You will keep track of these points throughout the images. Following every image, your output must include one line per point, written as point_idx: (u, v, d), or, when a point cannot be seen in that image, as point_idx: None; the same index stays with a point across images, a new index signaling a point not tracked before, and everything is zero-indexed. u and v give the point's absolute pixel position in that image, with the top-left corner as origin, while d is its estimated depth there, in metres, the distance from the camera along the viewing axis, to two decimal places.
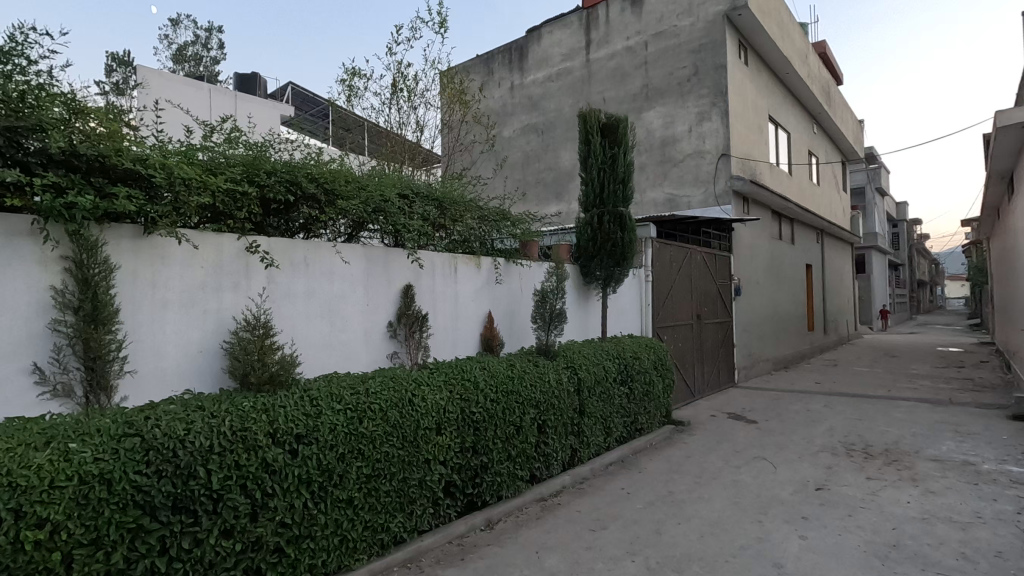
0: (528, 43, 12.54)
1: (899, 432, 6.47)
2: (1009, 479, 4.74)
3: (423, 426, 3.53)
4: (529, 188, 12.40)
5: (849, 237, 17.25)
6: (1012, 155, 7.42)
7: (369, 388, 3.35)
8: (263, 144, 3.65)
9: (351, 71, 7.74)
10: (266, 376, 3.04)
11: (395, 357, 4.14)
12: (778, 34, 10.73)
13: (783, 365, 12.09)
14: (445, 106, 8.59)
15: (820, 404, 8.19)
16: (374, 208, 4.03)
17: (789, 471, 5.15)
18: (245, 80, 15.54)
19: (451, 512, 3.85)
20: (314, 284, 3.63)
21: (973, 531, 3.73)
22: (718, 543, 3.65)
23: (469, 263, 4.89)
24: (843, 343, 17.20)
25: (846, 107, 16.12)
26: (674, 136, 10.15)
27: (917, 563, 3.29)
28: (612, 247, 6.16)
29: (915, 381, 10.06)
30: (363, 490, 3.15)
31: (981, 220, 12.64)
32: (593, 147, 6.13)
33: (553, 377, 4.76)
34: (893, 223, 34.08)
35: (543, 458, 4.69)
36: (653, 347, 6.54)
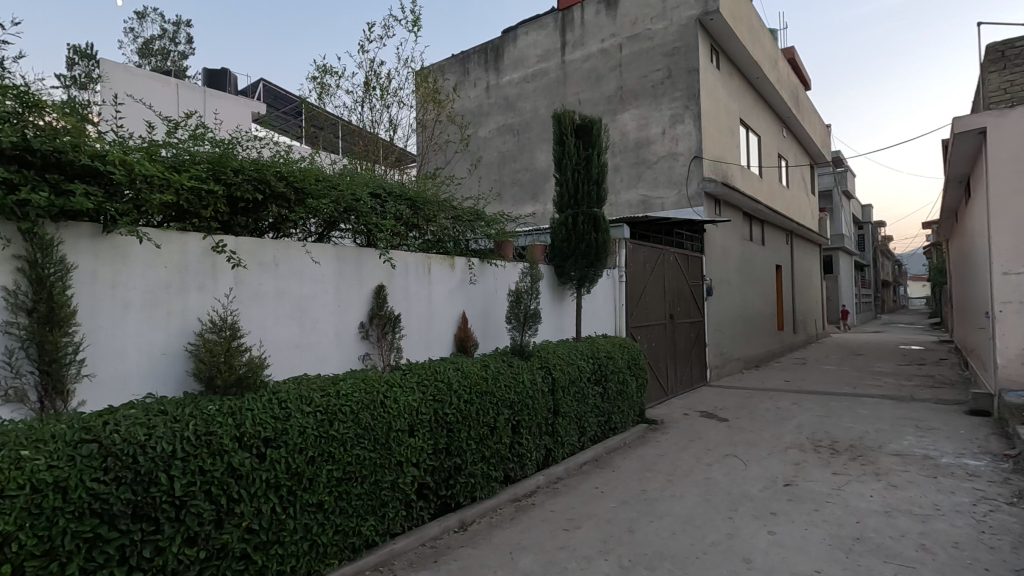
0: (504, 43, 12.54)
1: (863, 428, 6.66)
2: (966, 472, 4.93)
3: (394, 428, 3.48)
4: (504, 189, 12.42)
5: (817, 238, 17.68)
6: (970, 159, 7.69)
7: (340, 389, 3.29)
8: (231, 141, 3.56)
9: (323, 68, 7.62)
10: (233, 378, 2.97)
11: (367, 358, 4.09)
12: (749, 38, 10.95)
13: (753, 364, 12.32)
14: (419, 106, 8.53)
15: (790, 402, 8.37)
16: (345, 207, 3.98)
17: (759, 468, 5.24)
18: (215, 76, 15.18)
19: (424, 514, 3.81)
20: (284, 285, 3.56)
21: (933, 523, 3.85)
22: (689, 539, 3.70)
23: (443, 263, 4.86)
24: (811, 342, 17.62)
25: (814, 112, 16.52)
26: (648, 138, 10.27)
27: (880, 555, 3.39)
28: (586, 248, 6.19)
29: (879, 378, 10.37)
30: (334, 494, 3.10)
31: (942, 223, 13.08)
32: (568, 148, 6.16)
33: (527, 377, 4.75)
34: (859, 225, 35.10)
35: (518, 458, 4.68)
36: (627, 347, 6.60)
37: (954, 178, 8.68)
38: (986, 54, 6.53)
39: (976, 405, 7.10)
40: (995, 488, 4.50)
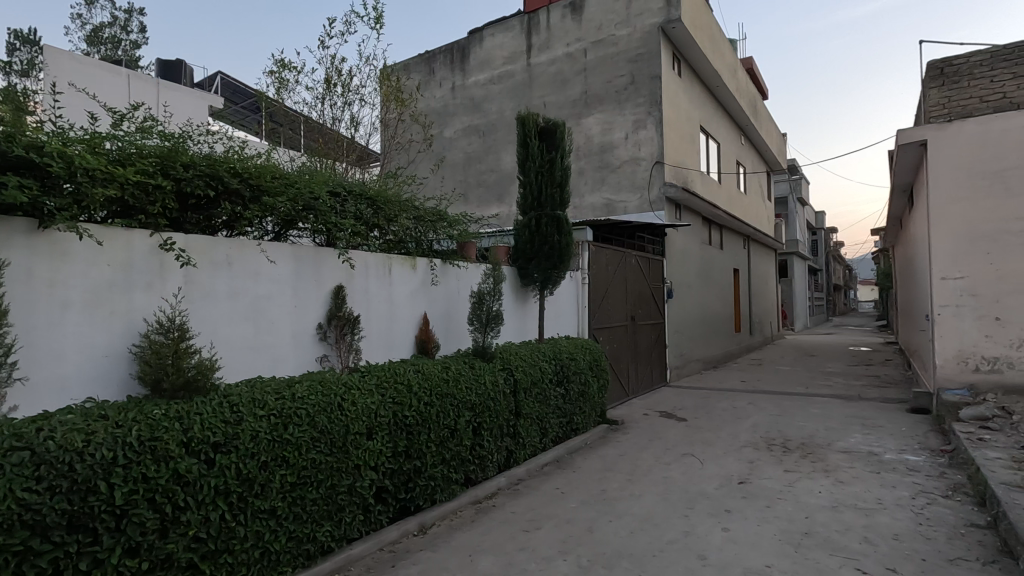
0: (470, 44, 12.50)
1: (814, 427, 6.91)
2: (907, 467, 5.18)
3: (353, 431, 3.41)
4: (469, 190, 12.39)
5: (773, 243, 18.27)
6: (912, 170, 8.06)
7: (296, 391, 3.21)
8: (182, 134, 3.43)
9: (281, 62, 7.42)
10: (181, 381, 2.86)
11: (324, 360, 4.00)
12: (709, 47, 11.24)
13: (711, 365, 12.65)
14: (382, 104, 8.41)
15: (745, 402, 8.63)
16: (303, 206, 3.86)
17: (715, 466, 5.37)
18: (169, 67, 14.62)
19: (382, 519, 3.76)
20: (238, 285, 3.45)
21: (876, 517, 4.03)
22: (647, 538, 3.76)
23: (404, 264, 4.80)
24: (766, 343, 18.21)
25: (771, 122, 17.08)
26: (612, 143, 10.42)
27: (827, 548, 3.52)
28: (550, 250, 6.23)
29: (830, 378, 10.79)
30: (287, 500, 3.02)
31: (889, 230, 13.70)
32: (531, 151, 6.19)
33: (488, 379, 4.74)
34: (812, 231, 36.50)
35: (479, 460, 4.67)
36: (589, 348, 6.66)
37: (898, 187, 9.10)
38: (927, 70, 6.86)
39: (917, 404, 7.47)
40: (933, 482, 4.74)
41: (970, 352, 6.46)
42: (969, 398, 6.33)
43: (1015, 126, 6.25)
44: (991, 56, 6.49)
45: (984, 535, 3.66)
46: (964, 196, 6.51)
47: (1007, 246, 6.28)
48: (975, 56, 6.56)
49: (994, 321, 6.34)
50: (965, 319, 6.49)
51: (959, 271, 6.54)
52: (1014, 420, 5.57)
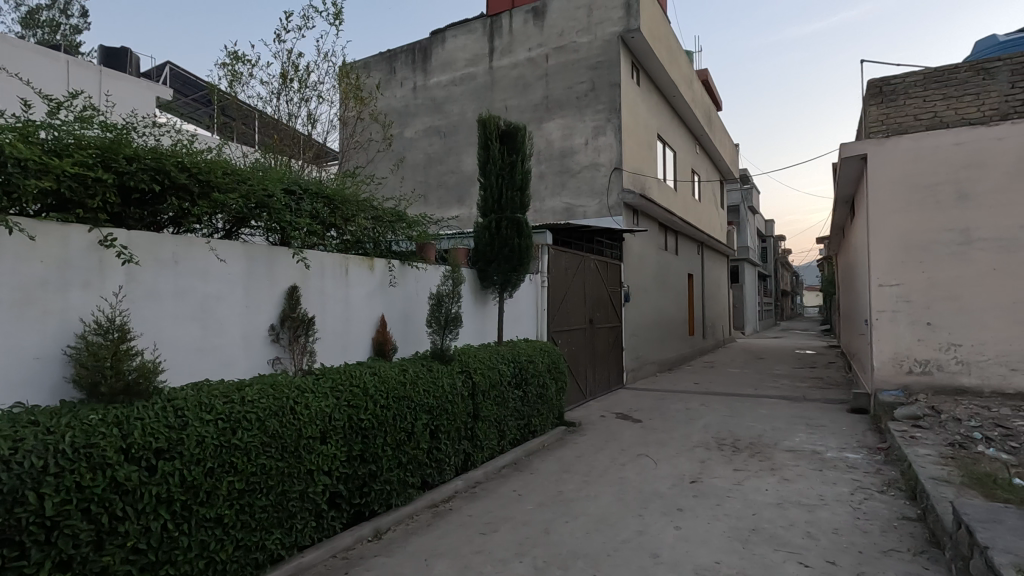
0: (432, 44, 12.42)
1: (762, 427, 7.17)
2: (846, 464, 5.44)
3: (305, 436, 3.32)
4: (430, 191, 12.29)
5: (725, 249, 18.89)
6: (853, 182, 8.50)
7: (246, 395, 3.10)
8: (125, 125, 3.28)
9: (234, 54, 7.18)
10: (121, 385, 2.73)
11: (277, 362, 3.88)
12: (666, 57, 11.55)
13: (666, 367, 12.95)
14: (341, 102, 8.24)
15: (698, 403, 8.88)
16: (256, 204, 3.72)
17: (668, 466, 5.51)
18: (113, 55, 13.91)
19: (335, 525, 3.67)
20: (185, 284, 3.31)
21: (817, 512, 4.21)
22: (602, 538, 3.81)
23: (362, 265, 4.72)
24: (719, 346, 18.78)
25: (724, 132, 17.69)
26: (572, 148, 10.55)
27: (773, 544, 3.66)
28: (509, 252, 6.25)
29: (777, 380, 11.23)
30: (235, 507, 2.91)
31: (833, 238, 14.37)
32: (492, 153, 6.19)
33: (447, 382, 4.70)
34: (762, 238, 37.92)
35: (436, 464, 4.63)
36: (548, 351, 6.71)
37: (841, 198, 9.57)
38: (867, 88, 7.26)
39: (857, 404, 7.87)
40: (869, 478, 5.01)
41: (904, 355, 6.86)
42: (903, 398, 6.71)
43: (944, 143, 6.69)
44: (924, 77, 6.94)
45: (915, 527, 3.89)
46: (900, 207, 6.91)
47: (937, 256, 6.70)
48: (910, 77, 7.01)
49: (925, 326, 6.75)
50: (900, 324, 6.88)
51: (895, 279, 6.93)
52: (943, 418, 5.94)
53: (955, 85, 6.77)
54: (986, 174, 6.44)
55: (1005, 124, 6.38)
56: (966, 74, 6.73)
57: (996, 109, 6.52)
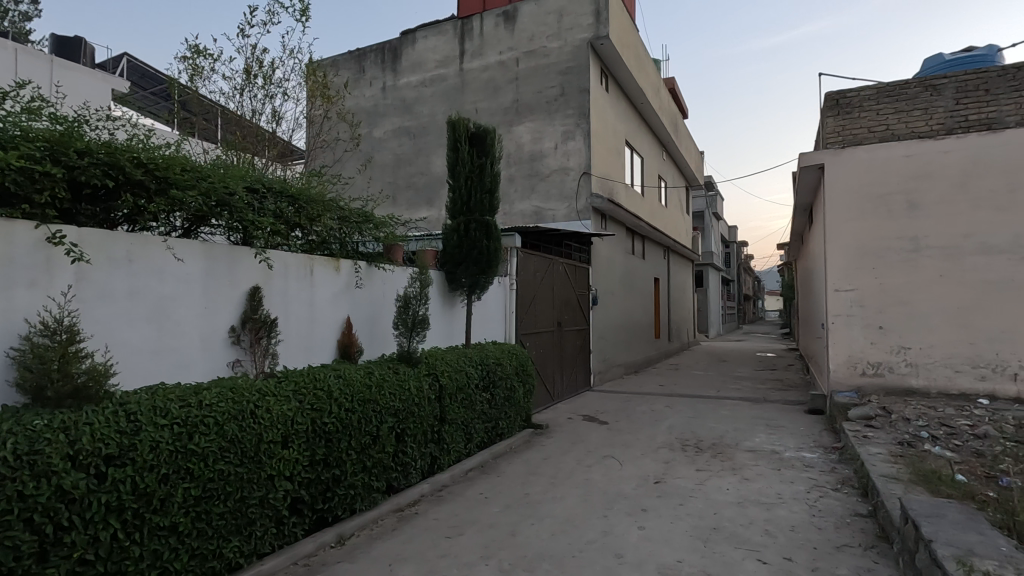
0: (403, 44, 12.34)
1: (724, 428, 7.34)
2: (803, 463, 5.62)
3: (266, 440, 3.24)
4: (398, 192, 12.17)
5: (690, 253, 19.30)
6: (811, 191, 8.81)
7: (204, 398, 3.00)
8: (77, 117, 3.15)
9: (195, 48, 6.97)
10: (69, 389, 2.62)
11: (237, 365, 3.78)
12: (634, 64, 11.75)
13: (632, 369, 13.13)
14: (307, 100, 8.09)
15: (663, 405, 9.03)
16: (217, 202, 3.61)
17: (633, 467, 5.58)
18: (66, 44, 13.33)
19: (297, 531, 3.60)
20: (140, 284, 3.19)
21: (775, 510, 4.34)
22: (567, 539, 3.84)
23: (327, 266, 4.64)
24: (683, 349, 19.16)
25: (690, 140, 18.11)
26: (542, 152, 10.62)
27: (733, 542, 3.75)
28: (478, 255, 6.24)
29: (739, 382, 11.52)
30: (190, 515, 2.82)
31: (793, 245, 14.84)
32: (461, 155, 6.18)
33: (414, 385, 4.66)
34: (725, 244, 38.90)
35: (401, 468, 4.58)
36: (516, 354, 6.72)
37: (800, 206, 9.90)
38: (825, 100, 7.54)
39: (814, 405, 8.14)
40: (825, 477, 5.18)
41: (858, 358, 7.13)
42: (857, 399, 6.97)
43: (895, 155, 7.00)
44: (877, 92, 7.25)
45: (866, 523, 4.04)
46: (855, 216, 7.19)
47: (888, 263, 7.00)
48: (864, 90, 7.30)
49: (878, 330, 7.04)
50: (855, 328, 7.15)
51: (849, 285, 7.20)
52: (893, 418, 6.19)
53: (905, 100, 7.10)
54: (934, 185, 6.76)
55: (950, 139, 6.72)
56: (915, 90, 7.06)
57: (942, 124, 6.86)
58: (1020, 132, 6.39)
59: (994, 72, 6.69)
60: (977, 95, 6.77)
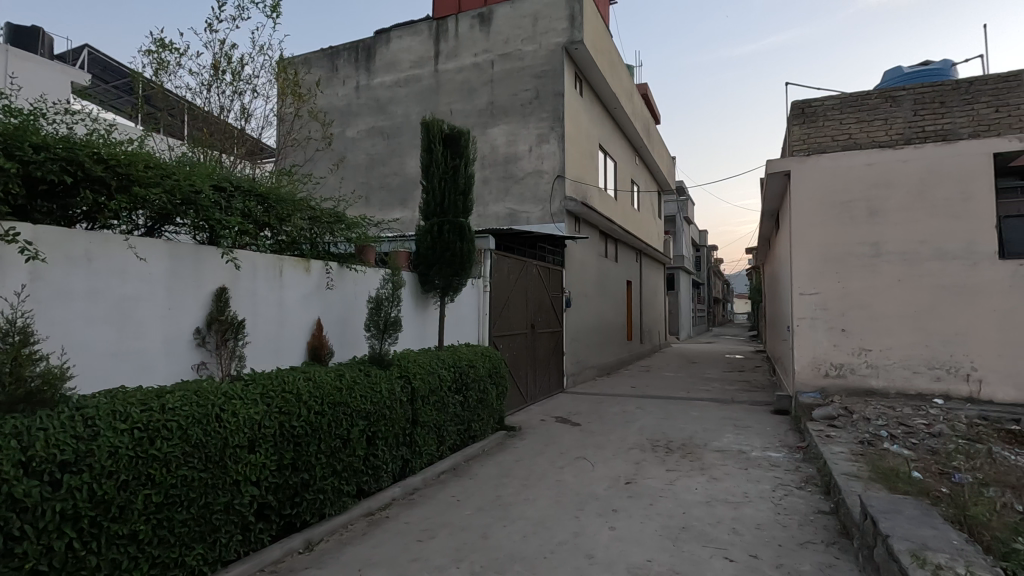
0: (377, 43, 12.23)
1: (694, 429, 7.46)
2: (769, 462, 5.76)
3: (232, 445, 3.15)
4: (372, 192, 12.05)
5: (661, 257, 19.59)
6: (778, 197, 9.06)
7: (166, 402, 2.92)
8: (33, 110, 3.02)
9: (160, 41, 6.77)
10: (21, 393, 2.50)
11: (202, 368, 3.68)
12: (608, 70, 11.89)
13: (605, 371, 13.26)
14: (278, 98, 7.94)
15: (635, 406, 9.13)
16: (182, 200, 3.50)
17: (605, 468, 5.63)
18: (23, 34, 12.81)
19: (264, 537, 3.51)
20: (98, 283, 3.08)
21: (742, 509, 4.43)
22: (539, 541, 3.84)
23: (297, 266, 4.56)
24: (655, 351, 19.43)
25: (662, 145, 18.41)
26: (516, 154, 10.65)
27: (701, 540, 3.81)
28: (451, 256, 6.21)
29: (708, 383, 11.74)
30: (151, 522, 2.74)
31: (761, 250, 15.19)
32: (435, 156, 6.16)
33: (385, 387, 4.61)
34: (696, 248, 39.64)
35: (372, 471, 4.53)
36: (489, 356, 6.71)
37: (767, 212, 10.16)
38: (791, 109, 7.76)
39: (780, 405, 8.35)
40: (789, 475, 5.32)
41: (821, 360, 7.34)
42: (821, 399, 7.17)
43: (858, 163, 7.24)
44: (840, 101, 7.50)
45: (828, 520, 4.16)
46: (819, 221, 7.41)
47: (850, 267, 7.23)
48: (828, 100, 7.55)
49: (840, 332, 7.26)
50: (818, 331, 7.37)
51: (813, 288, 7.42)
52: (854, 418, 6.39)
53: (866, 110, 7.37)
54: (893, 193, 7.02)
55: (908, 148, 6.99)
56: (876, 101, 7.34)
57: (900, 135, 7.16)
58: (972, 143, 6.69)
59: (949, 86, 7.00)
60: (933, 107, 7.07)
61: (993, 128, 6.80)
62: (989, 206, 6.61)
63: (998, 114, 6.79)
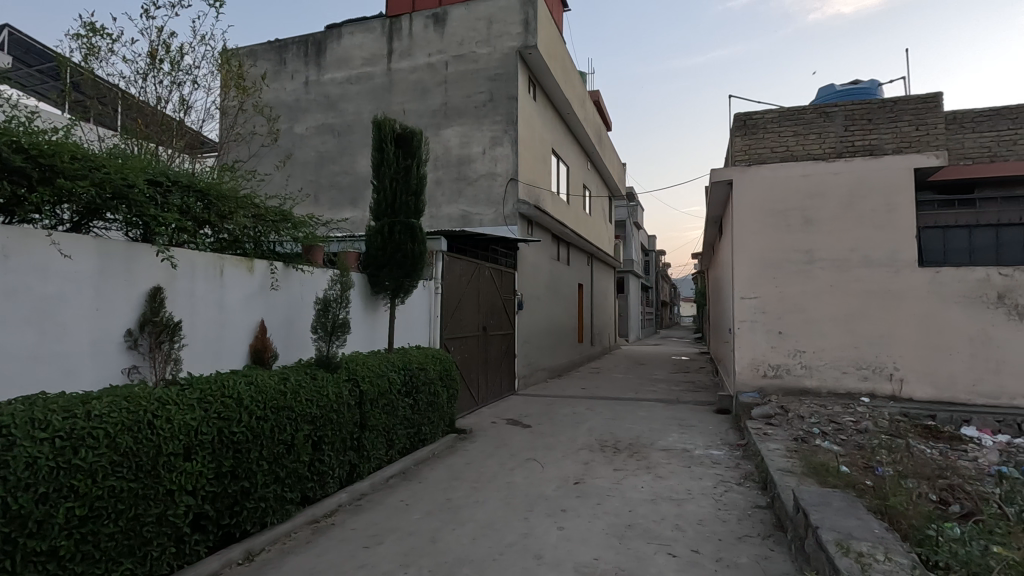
0: (327, 39, 11.95)
1: (641, 428, 7.66)
2: (711, 460, 5.98)
3: (166, 453, 3.00)
4: (321, 191, 11.75)
5: (612, 261, 20.02)
6: (721, 205, 9.42)
7: (93, 408, 2.75)
8: None
9: (91, 24, 6.37)
10: None
11: (133, 372, 3.48)
12: (561, 75, 12.06)
13: (556, 373, 13.40)
14: (221, 90, 7.62)
15: (584, 407, 9.28)
16: (113, 194, 3.31)
17: (554, 469, 5.69)
18: None
19: (200, 549, 3.36)
20: (16, 281, 2.86)
21: (685, 506, 4.58)
22: (488, 543, 3.85)
23: (239, 266, 4.39)
24: (605, 353, 19.82)
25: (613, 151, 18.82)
26: (469, 156, 10.63)
27: (646, 537, 3.92)
28: (402, 257, 6.12)
29: (655, 384, 12.07)
30: (74, 537, 2.57)
31: (706, 255, 15.75)
32: (386, 156, 6.05)
33: (332, 391, 4.50)
34: (645, 252, 40.70)
35: (318, 477, 4.41)
36: (440, 358, 6.66)
37: (711, 218, 10.55)
38: (733, 121, 8.11)
39: (722, 405, 8.68)
40: (730, 472, 5.54)
41: (760, 361, 7.68)
42: (759, 399, 7.51)
43: (795, 173, 7.63)
44: (779, 115, 7.89)
45: (765, 514, 4.36)
46: (759, 229, 7.75)
47: (787, 273, 7.61)
48: (769, 113, 7.93)
49: (777, 335, 7.63)
50: (757, 333, 7.71)
51: (754, 293, 7.76)
52: (790, 417, 6.72)
53: (802, 124, 7.78)
54: (825, 204, 7.45)
55: (840, 161, 7.43)
56: (811, 115, 7.76)
57: (833, 148, 7.60)
58: (896, 158, 7.18)
59: (876, 104, 7.49)
60: (863, 123, 7.54)
61: (914, 145, 7.31)
62: (911, 217, 7.08)
63: (919, 131, 7.31)
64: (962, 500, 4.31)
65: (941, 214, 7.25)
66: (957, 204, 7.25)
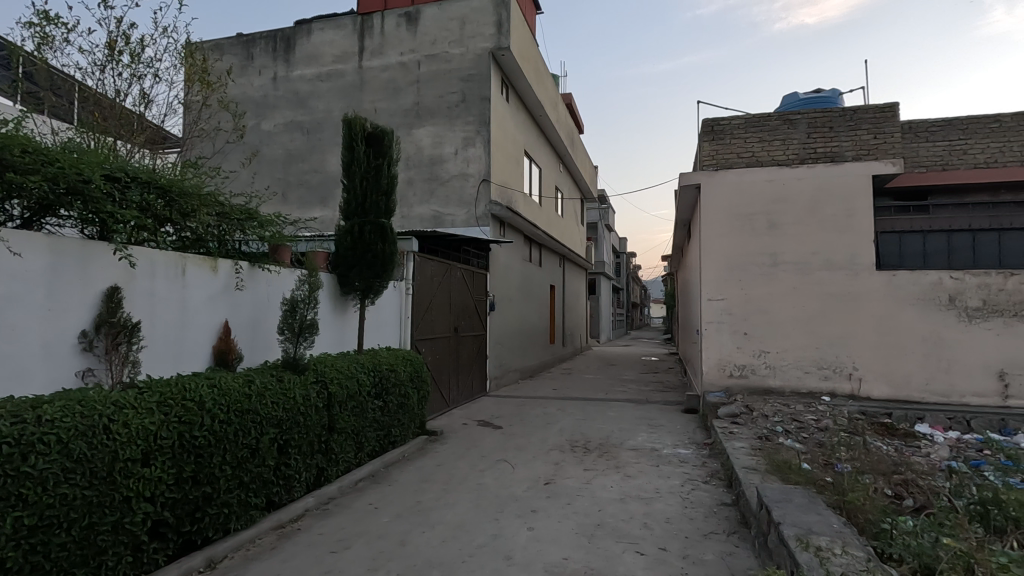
0: (297, 34, 11.73)
1: (611, 428, 7.74)
2: (678, 459, 6.09)
3: (122, 458, 2.90)
4: (289, 189, 11.52)
5: (583, 263, 20.18)
6: (690, 208, 9.59)
7: (44, 413, 2.64)
8: None
9: (44, 13, 6.10)
10: None
11: (88, 375, 3.35)
12: (534, 77, 12.11)
13: (527, 374, 13.43)
14: (184, 84, 7.40)
15: (555, 408, 9.32)
16: (67, 190, 3.18)
17: (525, 470, 5.70)
18: None
19: (159, 558, 3.25)
20: None
21: (653, 504, 4.65)
22: (457, 545, 3.83)
23: (202, 265, 4.27)
24: (576, 354, 19.96)
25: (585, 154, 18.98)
26: (441, 157, 10.58)
27: (615, 536, 3.96)
28: (373, 258, 6.05)
29: (625, 385, 12.22)
30: (22, 548, 2.46)
31: (675, 257, 16.01)
32: (356, 154, 5.97)
33: (299, 393, 4.41)
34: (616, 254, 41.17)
35: (283, 481, 4.32)
36: (410, 359, 6.60)
37: (680, 221, 10.74)
38: (701, 126, 8.28)
39: (690, 404, 8.84)
40: (697, 471, 5.65)
41: (726, 361, 7.86)
42: (726, 398, 7.68)
43: (760, 178, 7.83)
44: (745, 121, 8.09)
45: (730, 511, 4.45)
46: (726, 232, 7.92)
47: (752, 275, 7.80)
48: (735, 119, 8.12)
49: (743, 336, 7.81)
50: (723, 334, 7.89)
51: (720, 295, 7.93)
52: (755, 415, 6.88)
53: (767, 130, 7.97)
54: (789, 208, 7.67)
55: (802, 167, 7.65)
56: (776, 122, 7.96)
57: (796, 154, 7.81)
58: (855, 165, 7.43)
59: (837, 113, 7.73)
60: (824, 131, 7.78)
61: (873, 153, 7.56)
62: (869, 222, 7.34)
63: (877, 140, 7.57)
64: (915, 494, 4.44)
65: (898, 219, 7.57)
66: (912, 210, 7.60)
